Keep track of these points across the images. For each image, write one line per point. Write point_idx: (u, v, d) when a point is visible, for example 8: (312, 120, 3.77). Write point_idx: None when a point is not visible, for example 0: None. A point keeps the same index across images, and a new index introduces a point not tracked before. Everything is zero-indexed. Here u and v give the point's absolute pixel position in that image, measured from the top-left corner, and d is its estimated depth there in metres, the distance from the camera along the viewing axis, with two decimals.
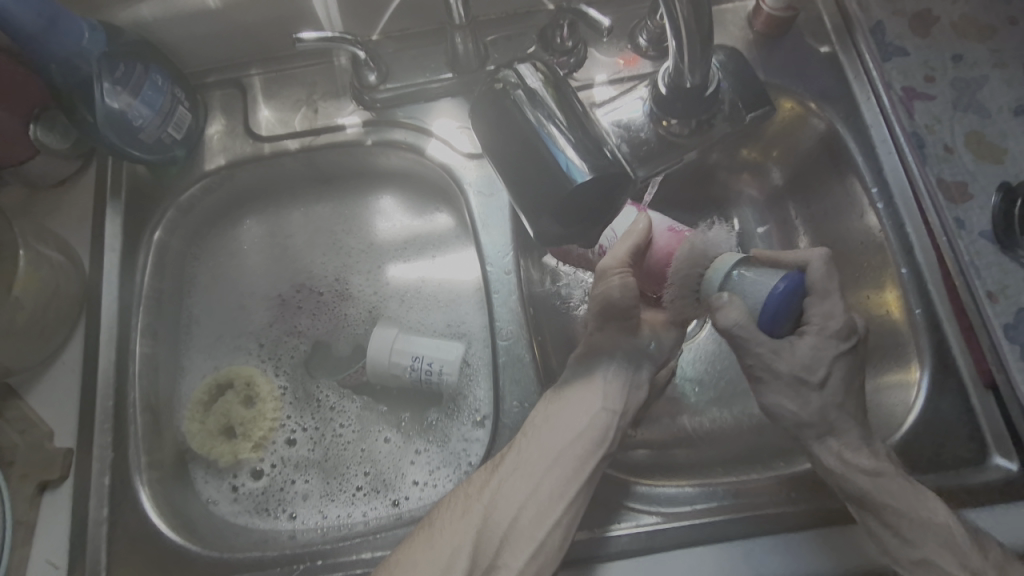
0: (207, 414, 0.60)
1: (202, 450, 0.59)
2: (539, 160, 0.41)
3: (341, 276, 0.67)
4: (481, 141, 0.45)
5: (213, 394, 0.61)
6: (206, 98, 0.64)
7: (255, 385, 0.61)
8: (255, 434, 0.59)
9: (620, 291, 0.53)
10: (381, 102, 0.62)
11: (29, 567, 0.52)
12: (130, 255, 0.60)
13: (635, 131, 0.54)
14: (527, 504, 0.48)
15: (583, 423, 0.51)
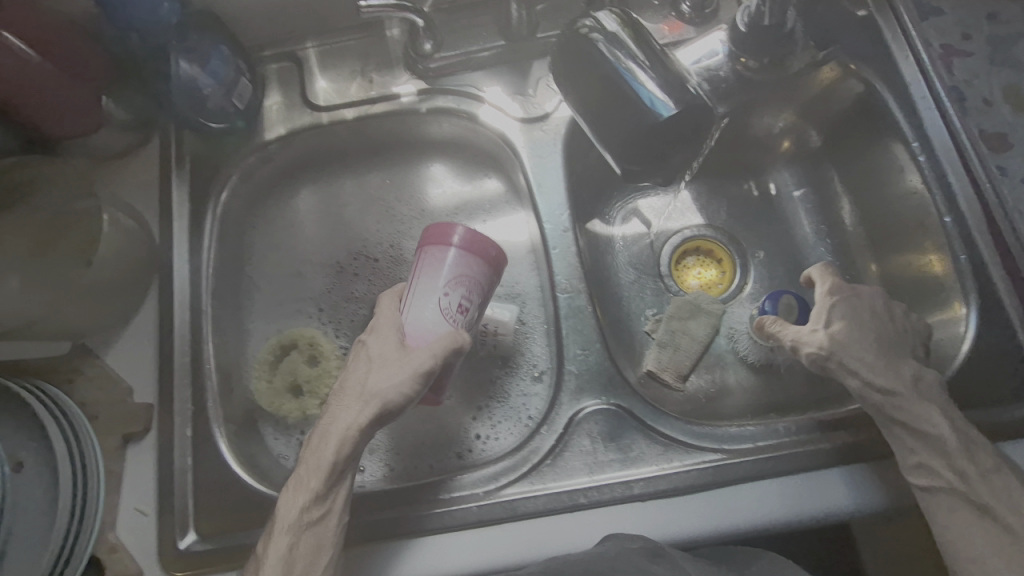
0: (274, 373, 0.62)
1: (271, 409, 0.61)
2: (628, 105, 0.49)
3: (394, 241, 0.69)
4: (564, 87, 0.53)
5: (278, 354, 0.63)
6: (263, 71, 0.66)
7: (318, 345, 0.63)
8: (321, 392, 0.62)
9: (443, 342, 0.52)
10: (433, 71, 0.64)
11: (117, 515, 0.54)
12: (197, 222, 0.63)
13: (714, 71, 0.65)
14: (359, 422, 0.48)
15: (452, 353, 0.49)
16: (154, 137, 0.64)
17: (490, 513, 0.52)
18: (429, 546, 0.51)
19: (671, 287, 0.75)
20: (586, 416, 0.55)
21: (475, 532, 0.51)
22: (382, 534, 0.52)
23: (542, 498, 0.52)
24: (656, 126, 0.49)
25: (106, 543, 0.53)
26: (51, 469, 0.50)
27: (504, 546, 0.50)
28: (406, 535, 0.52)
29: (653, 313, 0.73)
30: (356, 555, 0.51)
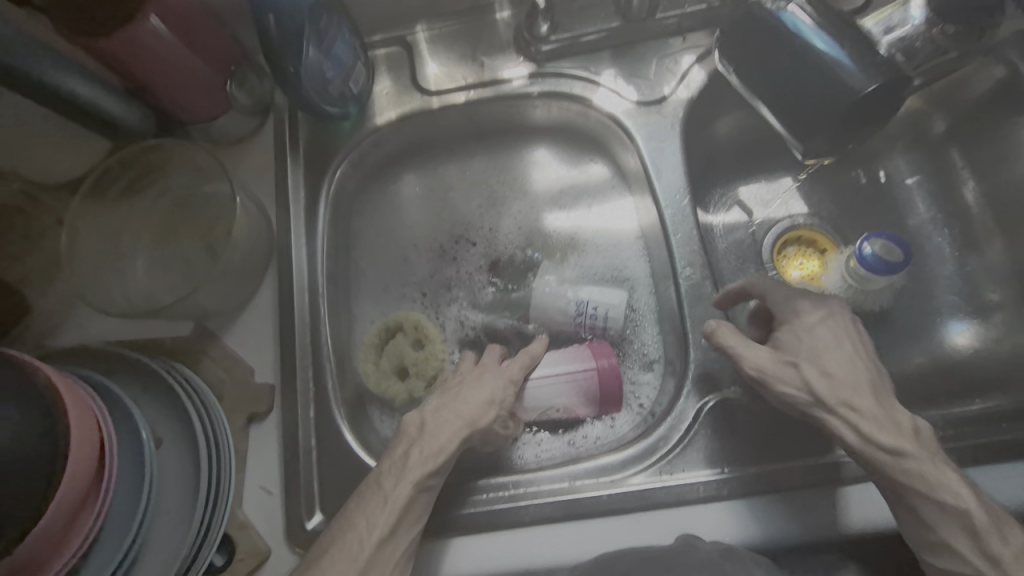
0: (380, 355, 0.62)
1: (378, 391, 0.60)
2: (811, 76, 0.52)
3: (498, 226, 0.68)
4: (737, 64, 0.57)
5: (383, 337, 0.63)
6: (373, 56, 0.66)
7: (423, 327, 0.62)
8: (427, 374, 0.60)
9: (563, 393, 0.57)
10: (545, 54, 0.63)
11: (244, 493, 0.55)
12: (312, 205, 0.63)
13: (908, 40, 0.58)
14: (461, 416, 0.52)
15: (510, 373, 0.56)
16: (270, 121, 0.66)
17: (621, 502, 0.52)
18: (560, 533, 0.51)
19: (772, 276, 0.71)
20: (712, 409, 0.54)
21: (610, 522, 0.51)
22: (514, 521, 0.52)
23: (674, 488, 0.51)
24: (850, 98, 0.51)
25: (236, 520, 0.53)
26: (189, 445, 0.51)
27: (634, 533, 0.51)
28: (537, 521, 0.52)
29: None
30: (489, 539, 0.51)
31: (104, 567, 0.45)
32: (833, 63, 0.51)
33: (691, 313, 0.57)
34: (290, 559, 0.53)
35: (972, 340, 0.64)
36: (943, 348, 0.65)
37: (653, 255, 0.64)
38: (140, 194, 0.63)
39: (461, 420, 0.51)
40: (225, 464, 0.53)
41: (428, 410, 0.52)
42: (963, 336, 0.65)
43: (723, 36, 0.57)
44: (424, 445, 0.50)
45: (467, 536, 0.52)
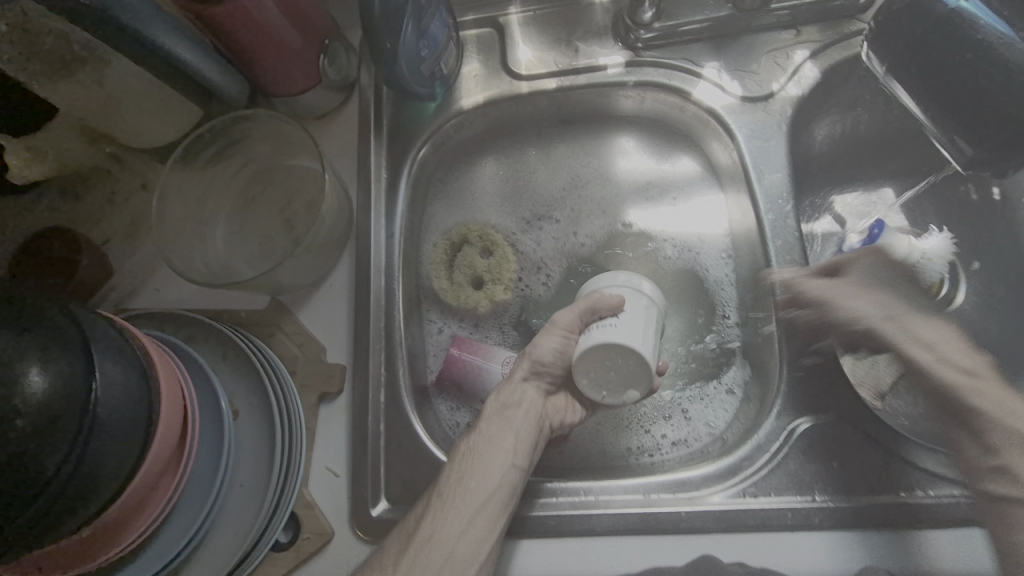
0: (452, 269, 0.63)
1: (459, 303, 0.61)
2: (986, 73, 0.45)
3: (580, 217, 0.66)
4: (881, 52, 0.50)
5: (451, 251, 0.63)
6: (464, 36, 0.64)
7: (489, 236, 0.63)
8: (503, 278, 0.62)
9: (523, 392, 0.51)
10: (646, 41, 0.60)
11: (310, 473, 0.54)
12: (393, 187, 0.62)
13: None
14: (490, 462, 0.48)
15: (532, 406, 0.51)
16: (354, 98, 0.64)
17: (701, 520, 0.48)
18: (633, 545, 0.49)
19: None
20: (804, 433, 0.50)
21: (690, 543, 0.48)
22: (585, 528, 0.50)
23: (757, 512, 0.48)
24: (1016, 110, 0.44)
25: (303, 500, 0.53)
26: (263, 418, 0.51)
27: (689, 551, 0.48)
28: (610, 532, 0.49)
29: None
30: (559, 544, 0.50)
31: (187, 527, 0.46)
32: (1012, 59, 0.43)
33: (786, 326, 0.53)
34: (354, 543, 0.52)
35: None
36: None
37: (742, 260, 0.61)
38: (225, 162, 0.62)
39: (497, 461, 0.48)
40: (297, 439, 0.53)
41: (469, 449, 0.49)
42: None
43: (876, 27, 0.50)
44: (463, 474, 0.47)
45: (537, 540, 0.50)
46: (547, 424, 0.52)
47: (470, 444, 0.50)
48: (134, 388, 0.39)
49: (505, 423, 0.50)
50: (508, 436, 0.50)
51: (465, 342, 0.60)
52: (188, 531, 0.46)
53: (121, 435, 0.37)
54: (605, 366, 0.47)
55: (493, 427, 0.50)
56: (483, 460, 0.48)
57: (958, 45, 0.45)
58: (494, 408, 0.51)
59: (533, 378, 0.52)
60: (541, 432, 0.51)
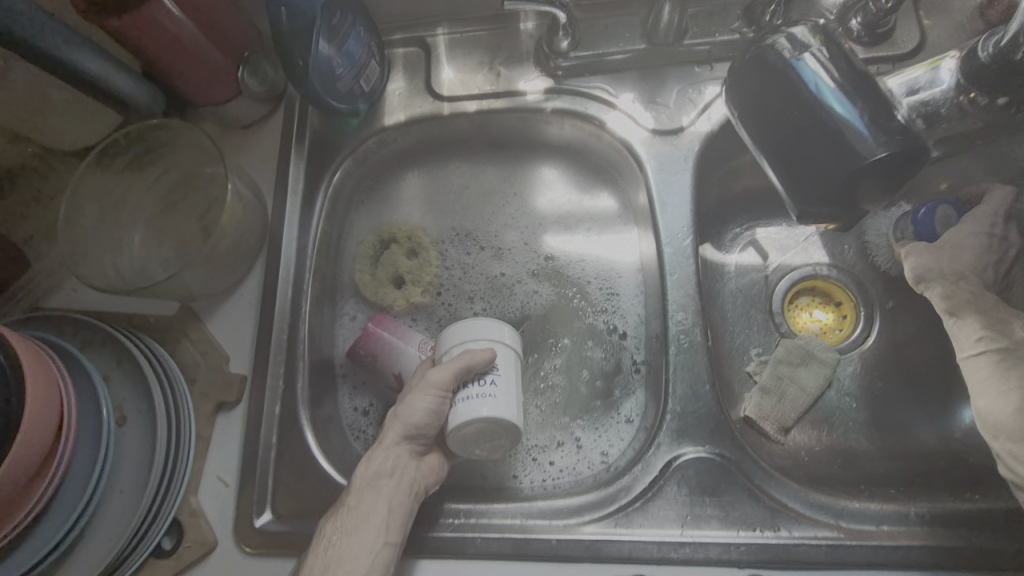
0: (376, 266, 0.64)
1: (376, 299, 0.63)
2: (826, 141, 0.45)
3: (498, 239, 0.66)
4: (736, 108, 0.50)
5: (378, 248, 0.65)
6: (391, 55, 0.65)
7: (416, 238, 0.65)
8: (424, 280, 0.63)
9: (393, 459, 0.51)
10: (564, 70, 0.61)
11: (200, 480, 0.55)
12: (310, 200, 0.63)
13: (928, 89, 0.51)
14: (367, 524, 0.48)
15: (406, 470, 0.51)
16: (280, 111, 0.65)
17: (571, 549, 0.49)
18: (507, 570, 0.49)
19: (780, 326, 0.68)
20: (685, 463, 0.51)
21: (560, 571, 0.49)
22: (457, 550, 0.50)
23: (627, 545, 0.48)
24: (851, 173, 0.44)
25: (189, 508, 0.53)
26: (150, 425, 0.52)
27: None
28: (483, 554, 0.50)
29: (757, 352, 0.67)
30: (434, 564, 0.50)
31: (51, 536, 0.46)
32: (848, 130, 0.44)
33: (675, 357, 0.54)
34: (236, 553, 0.52)
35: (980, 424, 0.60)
36: (947, 430, 0.61)
37: (651, 293, 0.61)
38: (144, 169, 0.63)
39: (375, 526, 0.48)
40: (184, 446, 0.53)
41: (346, 512, 0.48)
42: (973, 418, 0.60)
43: (732, 82, 0.50)
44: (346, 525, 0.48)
45: (413, 558, 0.50)
46: (423, 489, 0.52)
47: (337, 524, 0.48)
48: None
49: (375, 494, 0.49)
50: (379, 507, 0.48)
51: (385, 319, 0.61)
52: (54, 537, 0.46)
53: None
54: (485, 428, 0.50)
55: (362, 501, 0.49)
56: (364, 517, 0.48)
57: (796, 106, 0.46)
58: (364, 480, 0.50)
59: (406, 442, 0.51)
60: (416, 496, 0.51)
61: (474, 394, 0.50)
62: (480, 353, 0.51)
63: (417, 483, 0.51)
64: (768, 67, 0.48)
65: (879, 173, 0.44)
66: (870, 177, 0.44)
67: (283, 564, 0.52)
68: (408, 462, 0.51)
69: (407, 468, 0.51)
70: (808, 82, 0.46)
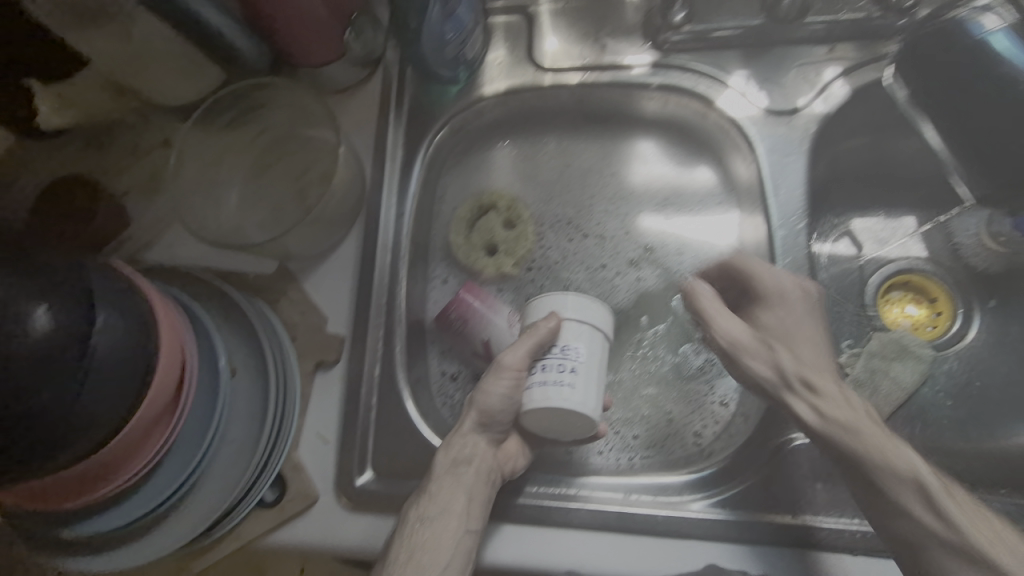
0: (470, 231, 0.64)
1: (466, 263, 0.63)
2: (1018, 112, 0.47)
3: (591, 213, 0.65)
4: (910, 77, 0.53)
5: (475, 214, 0.65)
6: (492, 22, 0.64)
7: (516, 210, 0.65)
8: (517, 252, 0.63)
9: (470, 449, 0.50)
10: (675, 43, 0.60)
11: (300, 437, 0.56)
12: (409, 167, 0.63)
13: None
14: (447, 514, 0.48)
15: (483, 460, 0.50)
16: (377, 75, 0.65)
17: (678, 525, 0.49)
18: (607, 543, 0.49)
19: (872, 320, 0.66)
20: (793, 450, 0.51)
21: (664, 546, 0.48)
22: (562, 520, 0.50)
23: (737, 525, 0.49)
24: None
25: (291, 463, 0.54)
26: (259, 379, 0.53)
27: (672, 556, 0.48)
28: (586, 526, 0.50)
29: (849, 343, 0.64)
30: (537, 532, 0.50)
31: (174, 476, 0.48)
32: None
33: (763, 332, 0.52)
34: (336, 510, 0.54)
35: None
36: None
37: None
38: (244, 128, 0.63)
39: (455, 517, 0.48)
40: (290, 402, 0.54)
41: (425, 500, 0.49)
42: None
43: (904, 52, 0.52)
44: (425, 513, 0.48)
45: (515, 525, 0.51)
46: (501, 475, 0.51)
47: (421, 511, 0.48)
48: (135, 337, 0.41)
49: (455, 482, 0.49)
50: (459, 498, 0.48)
51: (473, 286, 0.61)
52: (178, 479, 0.48)
53: (118, 371, 0.39)
54: (558, 416, 0.50)
55: (442, 489, 0.49)
56: (443, 508, 0.48)
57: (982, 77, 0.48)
58: (444, 467, 0.50)
59: (482, 431, 0.51)
60: (493, 485, 0.51)
61: (551, 378, 0.49)
62: (547, 332, 0.50)
63: (494, 474, 0.51)
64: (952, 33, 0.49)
65: None
66: None
67: (382, 522, 0.53)
68: (484, 451, 0.51)
69: (484, 458, 0.51)
70: (999, 53, 0.48)
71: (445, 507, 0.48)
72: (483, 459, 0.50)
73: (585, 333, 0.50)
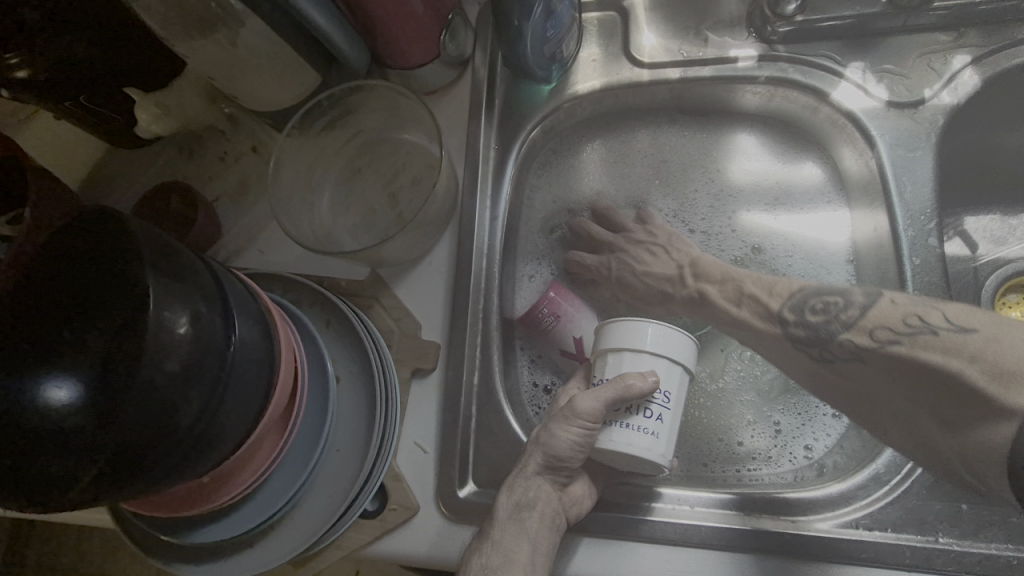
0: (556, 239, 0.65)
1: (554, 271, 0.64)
2: None
3: (687, 216, 0.64)
4: None
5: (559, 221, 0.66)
6: (585, 19, 0.62)
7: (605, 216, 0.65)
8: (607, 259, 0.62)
9: (535, 492, 0.46)
10: (784, 35, 0.56)
11: (399, 446, 0.55)
12: (501, 169, 0.61)
13: None
14: (509, 564, 0.43)
15: (548, 502, 0.46)
16: (467, 76, 0.63)
17: (809, 546, 0.46)
18: (732, 562, 0.46)
19: None
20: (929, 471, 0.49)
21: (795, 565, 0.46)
22: (680, 537, 0.47)
23: (875, 548, 0.45)
24: None
25: (392, 472, 0.53)
26: (363, 387, 0.52)
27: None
28: (712, 544, 0.47)
29: None
30: (657, 552, 0.47)
31: (287, 486, 0.47)
32: None
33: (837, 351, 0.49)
34: (439, 522, 0.52)
35: None
36: None
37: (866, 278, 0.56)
38: (337, 132, 0.63)
39: (520, 566, 0.43)
40: (393, 412, 0.52)
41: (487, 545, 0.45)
42: None
43: None
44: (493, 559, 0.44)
45: (636, 543, 0.48)
46: (565, 520, 0.47)
47: (483, 561, 0.44)
48: (260, 349, 0.40)
49: (520, 530, 0.45)
50: (524, 545, 0.44)
51: (561, 288, 0.60)
52: (288, 490, 0.47)
53: (244, 384, 0.38)
54: (632, 459, 0.46)
55: (506, 536, 0.45)
56: (509, 557, 0.43)
57: None
58: (506, 512, 0.46)
59: (548, 473, 0.47)
60: (559, 529, 0.46)
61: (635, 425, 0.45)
62: (638, 382, 0.45)
63: (558, 515, 0.46)
64: None
65: None
66: None
67: None
68: (545, 494, 0.46)
69: (548, 501, 0.46)
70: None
71: (514, 548, 0.44)
72: (546, 501, 0.46)
73: (669, 370, 0.46)
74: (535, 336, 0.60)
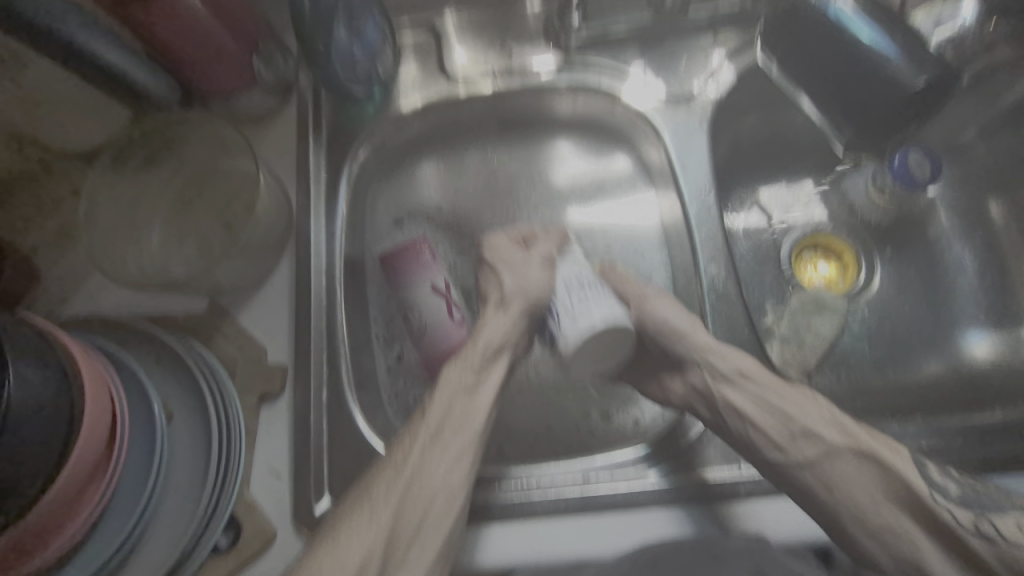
0: None
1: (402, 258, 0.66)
2: (864, 75, 0.50)
3: (520, 215, 0.68)
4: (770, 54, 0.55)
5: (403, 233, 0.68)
6: (401, 42, 0.66)
7: (444, 227, 0.67)
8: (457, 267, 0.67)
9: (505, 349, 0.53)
10: (575, 45, 0.63)
11: (251, 475, 0.54)
12: (334, 189, 0.63)
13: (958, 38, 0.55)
14: (470, 401, 0.51)
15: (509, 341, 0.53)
16: (293, 103, 0.65)
17: (636, 498, 0.51)
18: (571, 526, 0.51)
19: (791, 281, 0.70)
20: None
21: (622, 518, 0.51)
22: (526, 512, 0.52)
23: (690, 488, 0.51)
24: (896, 105, 0.49)
25: (244, 502, 0.52)
26: (200, 418, 0.51)
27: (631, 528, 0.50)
28: (550, 514, 0.51)
29: (773, 305, 0.69)
30: (501, 533, 0.51)
31: (119, 529, 0.46)
32: (878, 56, 0.49)
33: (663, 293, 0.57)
34: (298, 545, 0.51)
35: (989, 351, 0.65)
36: (962, 358, 0.66)
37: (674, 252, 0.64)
38: (158, 166, 0.62)
39: (489, 387, 0.51)
40: (235, 443, 0.52)
41: (450, 389, 0.51)
42: (982, 347, 0.65)
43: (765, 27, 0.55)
44: (458, 422, 0.49)
45: (497, 524, 0.51)
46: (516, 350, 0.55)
47: (431, 431, 0.49)
48: (58, 392, 0.39)
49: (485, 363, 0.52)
50: (497, 371, 0.52)
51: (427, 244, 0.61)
52: (118, 535, 0.46)
53: (39, 434, 0.37)
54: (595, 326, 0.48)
55: (484, 362, 0.52)
56: (458, 422, 0.49)
57: (834, 47, 0.50)
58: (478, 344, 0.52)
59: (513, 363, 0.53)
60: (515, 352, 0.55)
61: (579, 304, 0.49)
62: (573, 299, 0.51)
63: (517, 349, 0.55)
64: (803, 10, 0.51)
65: (912, 99, 0.49)
66: (912, 103, 0.49)
67: None
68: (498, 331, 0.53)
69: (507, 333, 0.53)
70: (836, 18, 0.50)
71: (489, 372, 0.52)
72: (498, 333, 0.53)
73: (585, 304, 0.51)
74: (394, 279, 0.61)
